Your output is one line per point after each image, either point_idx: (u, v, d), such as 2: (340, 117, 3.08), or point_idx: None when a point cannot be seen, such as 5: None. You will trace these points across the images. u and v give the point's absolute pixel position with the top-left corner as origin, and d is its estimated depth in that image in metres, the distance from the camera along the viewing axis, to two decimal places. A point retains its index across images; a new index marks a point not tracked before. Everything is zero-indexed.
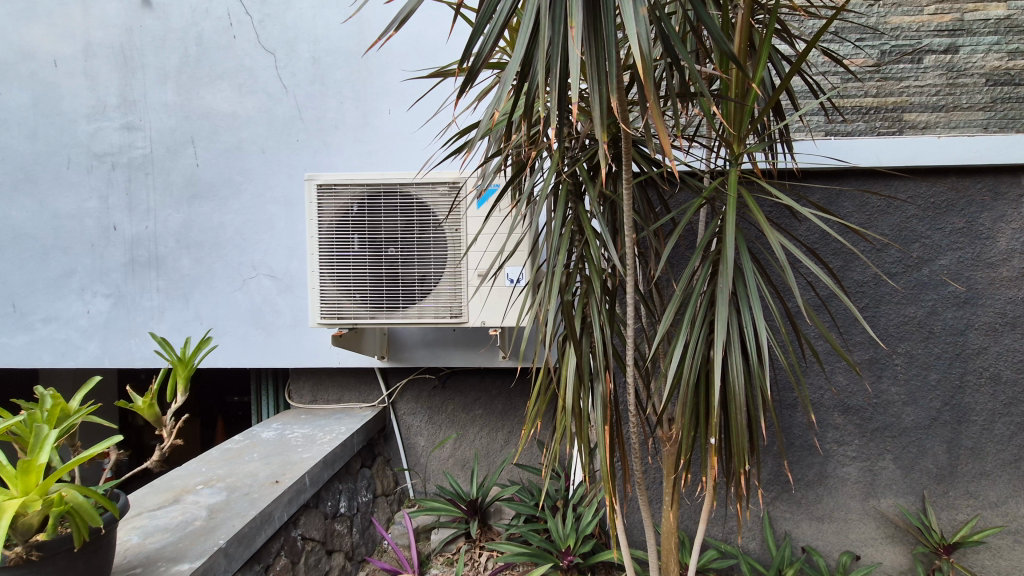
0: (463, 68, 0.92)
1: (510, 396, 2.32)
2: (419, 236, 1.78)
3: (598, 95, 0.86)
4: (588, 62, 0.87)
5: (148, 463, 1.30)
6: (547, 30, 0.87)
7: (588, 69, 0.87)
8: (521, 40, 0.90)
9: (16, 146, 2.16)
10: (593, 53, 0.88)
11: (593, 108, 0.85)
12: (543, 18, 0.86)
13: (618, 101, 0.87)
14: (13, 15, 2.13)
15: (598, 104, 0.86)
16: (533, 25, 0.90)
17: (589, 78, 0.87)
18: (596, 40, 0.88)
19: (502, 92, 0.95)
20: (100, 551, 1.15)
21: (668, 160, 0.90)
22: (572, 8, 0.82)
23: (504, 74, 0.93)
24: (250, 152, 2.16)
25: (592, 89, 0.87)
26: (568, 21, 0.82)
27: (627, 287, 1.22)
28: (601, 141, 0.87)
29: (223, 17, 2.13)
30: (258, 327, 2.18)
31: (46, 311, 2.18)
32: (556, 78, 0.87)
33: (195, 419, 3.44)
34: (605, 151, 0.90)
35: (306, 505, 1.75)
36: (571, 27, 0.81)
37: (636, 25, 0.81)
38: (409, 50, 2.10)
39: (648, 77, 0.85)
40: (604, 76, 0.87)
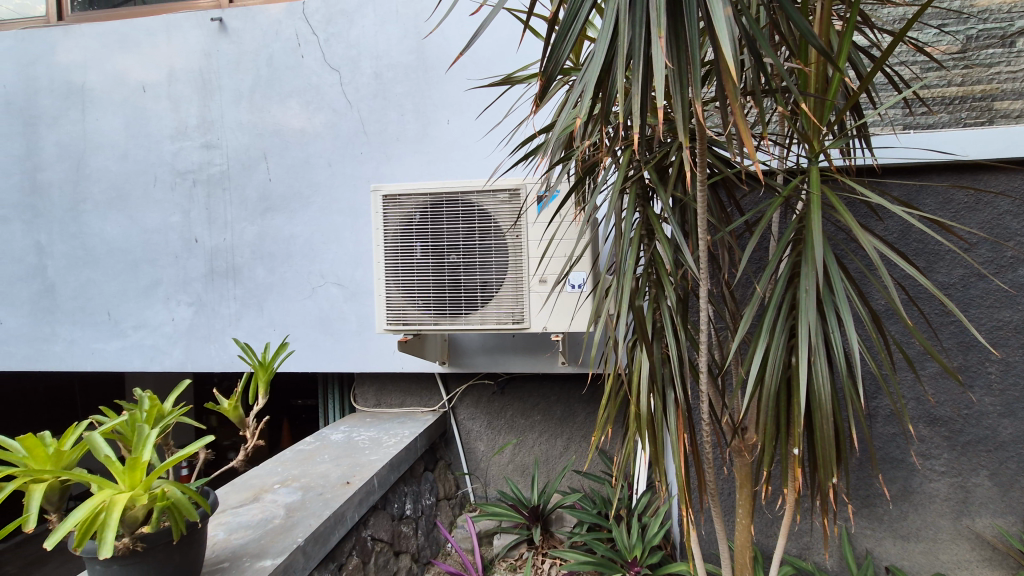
0: (538, 75, 0.92)
1: (569, 402, 2.30)
2: (480, 244, 1.80)
3: (681, 99, 0.86)
4: (670, 66, 0.86)
5: (234, 462, 1.37)
6: (628, 34, 0.87)
7: (669, 75, 0.88)
8: (600, 46, 0.90)
9: (110, 167, 2.34)
10: (675, 56, 0.87)
11: (676, 111, 0.84)
12: (623, 20, 0.85)
13: (702, 105, 0.86)
14: (108, 46, 2.33)
15: (680, 108, 0.86)
16: (612, 30, 0.90)
17: (670, 84, 0.87)
18: (677, 45, 0.88)
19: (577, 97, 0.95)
20: (194, 545, 1.22)
21: (753, 161, 0.88)
22: (658, 12, 0.81)
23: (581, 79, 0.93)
24: (318, 166, 2.25)
25: (673, 95, 0.87)
26: (654, 26, 0.82)
27: (701, 292, 1.19)
28: (684, 144, 0.86)
29: (292, 38, 2.25)
30: (325, 334, 2.27)
31: (136, 319, 2.35)
32: (638, 81, 0.86)
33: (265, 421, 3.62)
34: (688, 154, 0.88)
35: (374, 506, 1.80)
36: (656, 31, 0.80)
37: (724, 26, 0.80)
38: (466, 62, 2.15)
39: (732, 77, 0.84)
40: (686, 78, 0.86)
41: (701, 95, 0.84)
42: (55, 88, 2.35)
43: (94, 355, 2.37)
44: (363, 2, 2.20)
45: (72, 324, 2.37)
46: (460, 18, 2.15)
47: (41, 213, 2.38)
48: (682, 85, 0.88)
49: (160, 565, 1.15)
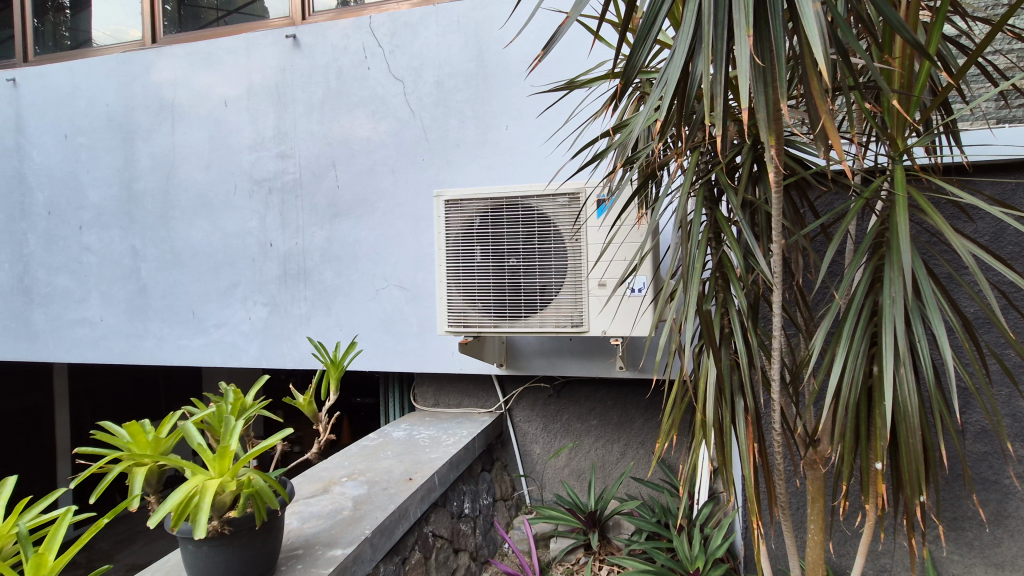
0: (617, 76, 0.95)
1: (626, 407, 2.27)
2: (540, 247, 1.82)
3: (764, 99, 0.85)
4: (754, 65, 0.85)
5: (309, 453, 1.45)
6: (710, 33, 0.86)
7: (751, 76, 0.87)
8: (679, 50, 0.90)
9: (196, 176, 2.53)
10: (758, 55, 0.86)
11: (760, 110, 0.83)
12: (705, 20, 0.85)
13: (789, 104, 0.84)
14: (194, 65, 2.52)
15: (764, 108, 0.85)
16: (691, 33, 0.90)
17: (753, 83, 0.86)
18: (760, 47, 0.87)
19: (651, 100, 0.96)
20: (273, 531, 1.30)
21: (840, 159, 0.85)
22: (743, 11, 0.80)
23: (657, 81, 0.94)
24: (382, 173, 2.34)
25: (756, 94, 0.86)
26: (741, 25, 0.81)
27: (774, 298, 1.15)
28: (768, 145, 0.84)
29: (359, 51, 2.35)
30: (388, 334, 2.35)
31: (217, 317, 2.52)
32: (720, 81, 0.85)
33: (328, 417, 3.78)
34: (770, 155, 0.87)
35: (435, 503, 1.85)
36: (744, 30, 0.80)
37: (813, 23, 0.78)
38: (525, 67, 2.17)
39: (819, 74, 0.82)
40: (770, 78, 0.85)
41: (788, 94, 0.82)
42: (149, 105, 2.57)
43: (180, 351, 2.56)
44: (426, 14, 2.28)
45: (162, 322, 2.58)
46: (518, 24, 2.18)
47: (136, 220, 2.60)
48: (765, 84, 0.87)
49: (243, 548, 1.23)
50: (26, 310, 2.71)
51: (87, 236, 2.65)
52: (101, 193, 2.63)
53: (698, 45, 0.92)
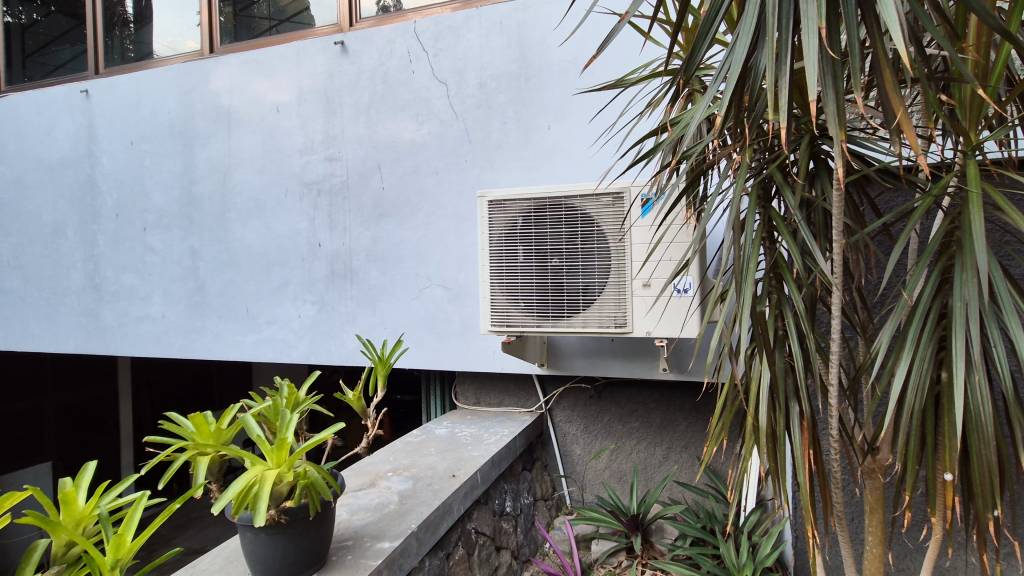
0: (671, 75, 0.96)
1: (669, 410, 2.24)
2: (583, 246, 1.81)
3: (832, 93, 0.83)
4: (824, 58, 0.83)
5: (358, 447, 1.49)
6: (774, 30, 0.85)
7: (819, 69, 0.85)
8: (741, 45, 0.89)
9: (250, 179, 2.64)
10: (826, 47, 0.84)
11: (827, 105, 0.82)
12: (769, 17, 0.84)
13: (860, 97, 0.82)
14: (248, 73, 2.63)
15: (833, 102, 0.83)
16: (754, 28, 0.89)
17: (821, 76, 0.84)
18: (829, 41, 0.85)
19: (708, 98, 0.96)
20: (325, 521, 1.34)
21: (915, 151, 0.82)
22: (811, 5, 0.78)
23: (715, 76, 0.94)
24: (426, 174, 2.39)
25: (824, 88, 0.84)
26: (811, 18, 0.79)
27: (834, 300, 1.11)
28: (836, 140, 0.82)
29: (404, 55, 2.40)
30: (431, 333, 2.39)
31: (269, 315, 2.62)
32: (785, 75, 0.84)
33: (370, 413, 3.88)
34: (838, 151, 0.84)
35: (477, 501, 1.87)
36: (813, 23, 0.78)
37: (889, 13, 0.75)
38: (567, 67, 2.17)
39: (892, 66, 0.79)
40: (839, 69, 0.83)
41: (860, 86, 0.80)
42: (208, 112, 2.70)
43: (234, 347, 2.68)
44: (469, 17, 2.30)
45: (218, 319, 2.70)
46: (561, 23, 2.17)
47: (195, 222, 2.73)
48: (834, 78, 0.85)
49: (297, 537, 1.27)
50: (96, 306, 2.90)
51: (151, 238, 2.80)
52: (164, 196, 2.78)
53: (761, 40, 0.90)
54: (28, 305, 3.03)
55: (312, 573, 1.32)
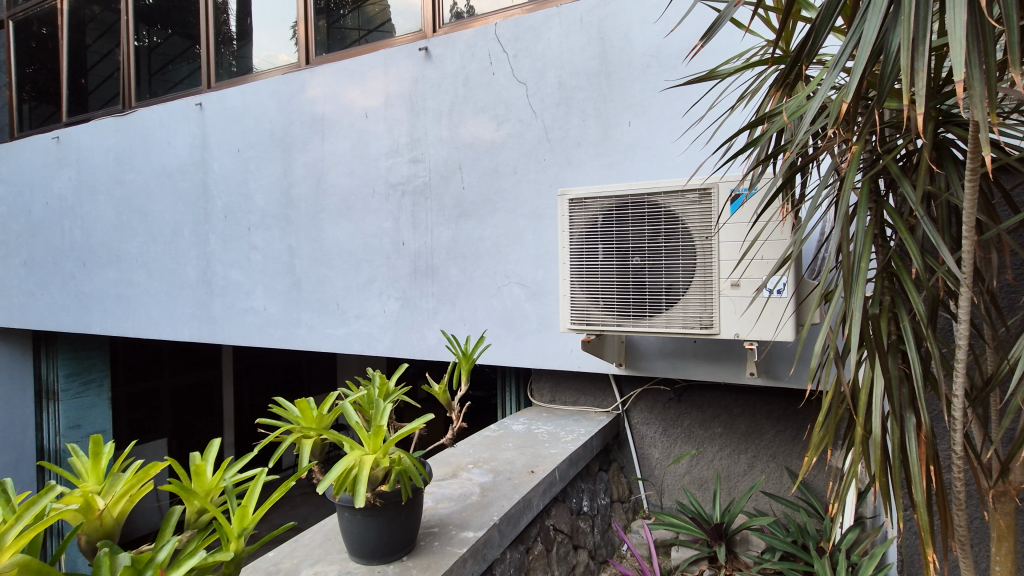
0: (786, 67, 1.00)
1: (755, 417, 2.13)
2: (666, 245, 1.76)
3: (981, 75, 0.76)
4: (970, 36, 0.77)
5: (445, 438, 1.54)
6: (909, 8, 0.80)
7: (964, 48, 0.78)
8: (871, 24, 0.85)
9: (341, 181, 2.80)
10: (973, 24, 0.78)
11: (973, 87, 0.75)
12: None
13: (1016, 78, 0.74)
14: (339, 80, 2.79)
15: (980, 83, 0.76)
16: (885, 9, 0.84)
17: (966, 56, 0.78)
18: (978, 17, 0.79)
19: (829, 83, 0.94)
20: (414, 508, 1.39)
21: None
22: None
23: (836, 56, 0.92)
24: (505, 174, 2.42)
25: (969, 69, 0.77)
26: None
27: (962, 302, 1.01)
28: (985, 125, 0.75)
29: (485, 57, 2.46)
30: (509, 330, 2.43)
31: (357, 309, 2.77)
32: (922, 56, 0.79)
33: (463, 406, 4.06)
34: (987, 139, 0.77)
35: (556, 498, 1.88)
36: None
37: None
38: (649, 61, 2.12)
39: None
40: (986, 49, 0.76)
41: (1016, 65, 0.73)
42: (304, 119, 2.89)
43: (326, 339, 2.86)
44: (549, 16, 2.31)
45: (311, 312, 2.89)
46: (643, 16, 2.13)
47: (292, 222, 2.94)
48: (982, 56, 0.78)
49: (390, 521, 1.33)
50: (208, 299, 3.20)
51: (254, 237, 3.05)
52: (266, 199, 3.01)
53: (894, 19, 0.86)
54: (152, 297, 3.39)
55: (403, 556, 1.38)
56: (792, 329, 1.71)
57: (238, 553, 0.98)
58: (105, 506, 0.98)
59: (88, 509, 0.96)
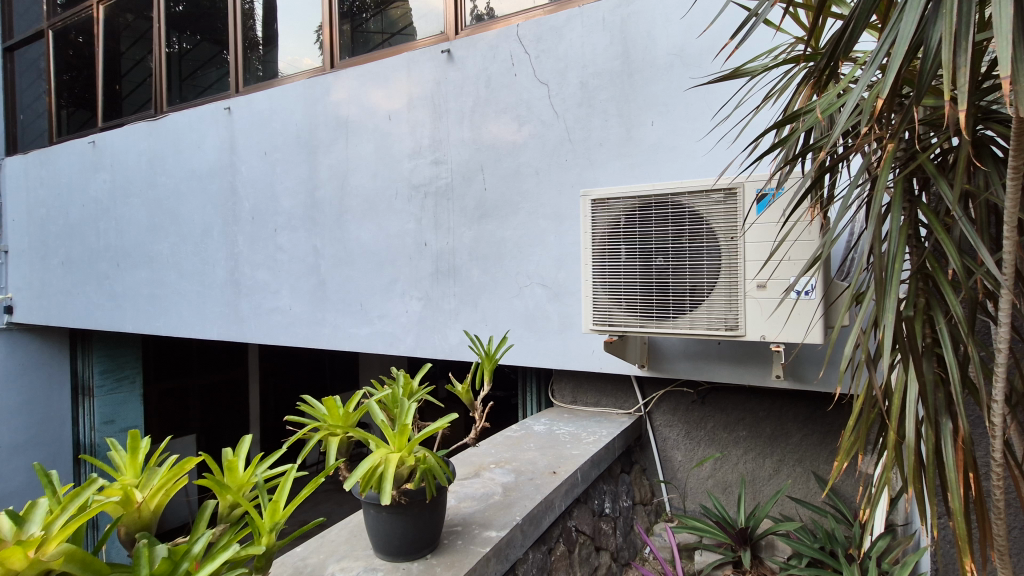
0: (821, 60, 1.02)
1: (781, 420, 2.10)
2: (690, 246, 1.74)
3: None
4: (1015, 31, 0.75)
5: (468, 438, 1.54)
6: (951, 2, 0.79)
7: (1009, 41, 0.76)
8: (909, 19, 0.84)
9: (364, 183, 2.84)
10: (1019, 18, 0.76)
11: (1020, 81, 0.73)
12: None
13: None
14: (363, 83, 2.83)
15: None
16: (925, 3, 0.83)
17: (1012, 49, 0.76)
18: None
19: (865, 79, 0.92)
20: (438, 507, 1.40)
21: None
22: None
23: (873, 52, 0.91)
24: (527, 174, 2.43)
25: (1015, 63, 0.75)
26: None
27: (1003, 304, 0.98)
28: None
29: (507, 59, 2.46)
30: (531, 330, 2.43)
31: (380, 309, 2.81)
32: (966, 51, 0.77)
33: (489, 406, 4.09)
34: None
35: (578, 499, 1.87)
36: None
37: None
38: (673, 60, 2.10)
39: None
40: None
41: None
42: (329, 122, 2.94)
43: (350, 338, 2.90)
44: (572, 16, 2.31)
45: (335, 312, 2.94)
46: (667, 15, 2.11)
47: (317, 223, 2.99)
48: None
49: (413, 519, 1.34)
50: (236, 299, 3.27)
51: (280, 237, 3.11)
52: (291, 201, 3.07)
53: (935, 13, 0.84)
54: (183, 297, 3.49)
55: (427, 554, 1.40)
56: (820, 331, 1.68)
57: (270, 547, 1.00)
58: (143, 499, 1.01)
59: (128, 501, 0.99)
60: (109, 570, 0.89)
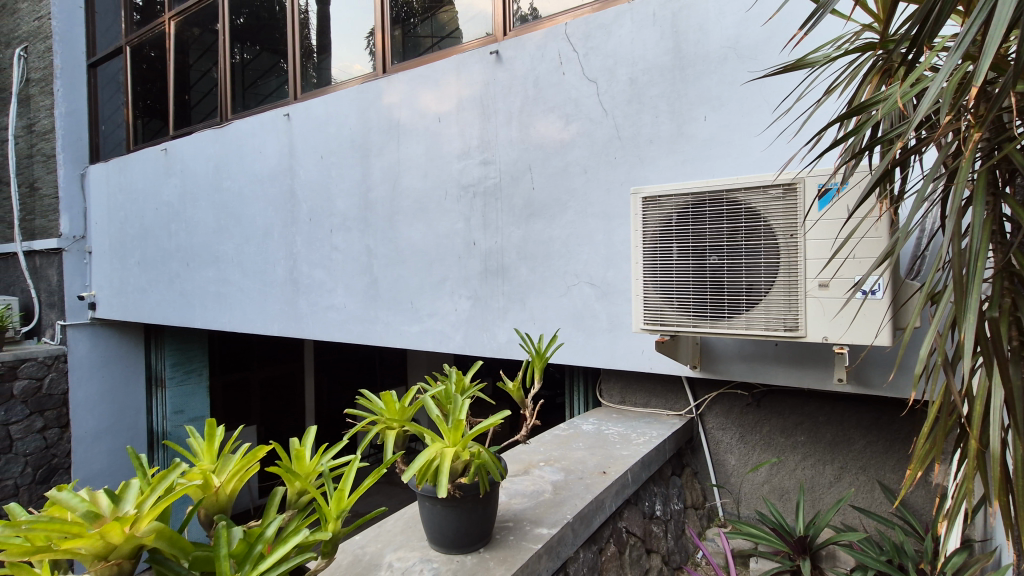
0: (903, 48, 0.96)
1: (843, 425, 2.01)
2: (746, 244, 1.69)
3: None
4: None
5: (519, 435, 1.56)
6: None
7: None
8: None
9: (415, 184, 2.91)
10: None
11: None
12: None
13: None
14: (414, 86, 2.90)
15: None
16: None
17: None
18: None
19: (951, 64, 0.87)
20: (490, 502, 1.42)
21: None
22: None
23: (963, 35, 0.85)
24: (575, 173, 2.42)
25: None
26: None
27: None
28: None
29: (555, 58, 2.47)
30: (579, 329, 2.42)
31: (430, 307, 2.87)
32: None
33: (541, 404, 4.10)
34: None
35: (628, 500, 1.86)
36: None
37: None
38: (727, 53, 2.04)
39: None
40: None
41: None
42: (382, 125, 3.03)
43: (401, 335, 2.98)
44: (621, 13, 2.29)
45: (387, 310, 3.02)
46: (720, 6, 2.06)
47: (369, 224, 3.09)
48: None
49: (466, 512, 1.37)
50: (294, 297, 3.42)
51: (335, 238, 3.23)
52: (346, 202, 3.18)
53: None
54: (246, 295, 3.68)
55: (480, 548, 1.42)
56: (889, 333, 1.60)
57: (335, 534, 1.04)
58: (221, 483, 1.07)
59: (207, 485, 1.05)
60: (193, 547, 0.95)
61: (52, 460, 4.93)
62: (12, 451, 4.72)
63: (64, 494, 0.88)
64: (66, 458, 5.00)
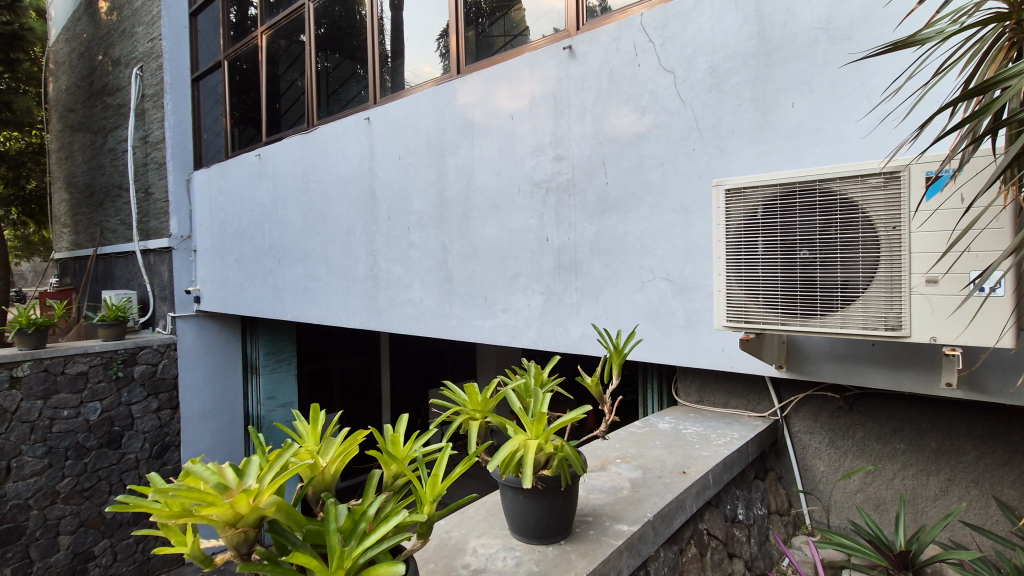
0: None
1: (951, 434, 1.85)
2: (842, 236, 1.59)
3: None
4: None
5: (599, 430, 1.55)
6: None
7: None
8: None
9: (488, 181, 2.97)
10: None
11: None
12: None
13: None
14: (487, 84, 2.95)
15: None
16: None
17: None
18: None
19: None
20: (570, 495, 1.43)
21: None
22: None
23: None
24: (651, 167, 2.37)
25: None
26: None
27: None
28: None
29: (630, 50, 2.42)
30: (655, 326, 2.38)
31: (504, 302, 2.92)
32: None
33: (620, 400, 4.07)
34: None
35: (709, 502, 1.81)
36: None
37: None
38: (818, 35, 1.93)
39: None
40: None
41: None
42: (456, 125, 3.11)
43: (475, 330, 3.05)
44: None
45: (462, 304, 3.11)
46: None
47: (445, 221, 3.18)
48: None
49: (549, 504, 1.39)
50: (374, 292, 3.60)
51: (412, 235, 3.36)
52: (422, 201, 3.30)
53: None
54: (331, 290, 3.91)
55: (561, 540, 1.44)
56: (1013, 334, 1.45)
57: (430, 516, 1.09)
58: (326, 464, 1.15)
59: (314, 465, 1.14)
60: (305, 521, 1.02)
61: (165, 437, 5.49)
62: (133, 428, 5.32)
63: (196, 466, 0.97)
64: (177, 436, 5.56)
